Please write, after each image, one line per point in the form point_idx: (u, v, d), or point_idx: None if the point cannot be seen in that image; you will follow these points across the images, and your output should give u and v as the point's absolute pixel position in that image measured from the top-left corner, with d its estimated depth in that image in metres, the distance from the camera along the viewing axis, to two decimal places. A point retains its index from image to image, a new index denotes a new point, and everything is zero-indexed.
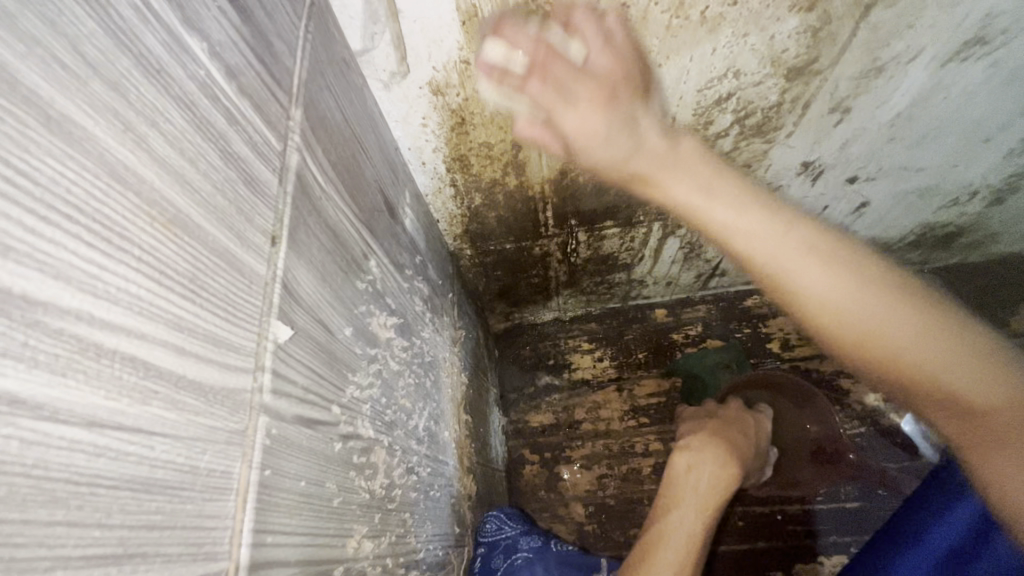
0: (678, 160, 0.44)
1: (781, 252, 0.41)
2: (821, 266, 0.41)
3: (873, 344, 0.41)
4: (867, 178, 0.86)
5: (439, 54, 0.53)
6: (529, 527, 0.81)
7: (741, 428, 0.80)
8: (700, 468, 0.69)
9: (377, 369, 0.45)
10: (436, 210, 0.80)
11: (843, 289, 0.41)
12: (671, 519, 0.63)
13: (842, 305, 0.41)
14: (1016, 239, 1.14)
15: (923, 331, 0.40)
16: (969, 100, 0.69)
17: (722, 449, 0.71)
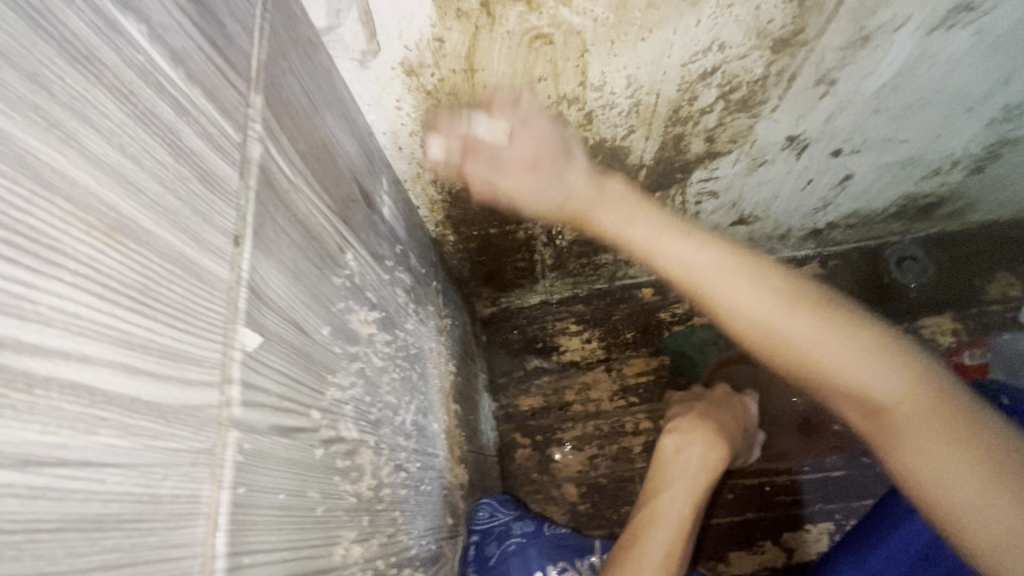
0: (608, 199, 0.59)
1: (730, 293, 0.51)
2: (729, 277, 0.51)
3: (820, 370, 0.48)
4: (851, 151, 0.85)
5: (410, 32, 0.50)
6: (522, 512, 0.80)
7: (728, 407, 0.78)
8: (691, 451, 0.67)
9: (359, 367, 0.44)
10: (416, 196, 0.77)
11: (785, 312, 0.49)
12: (660, 506, 0.62)
13: (778, 322, 0.49)
14: (995, 206, 1.15)
15: (839, 343, 0.47)
16: (954, 69, 0.68)
17: (712, 429, 0.69)
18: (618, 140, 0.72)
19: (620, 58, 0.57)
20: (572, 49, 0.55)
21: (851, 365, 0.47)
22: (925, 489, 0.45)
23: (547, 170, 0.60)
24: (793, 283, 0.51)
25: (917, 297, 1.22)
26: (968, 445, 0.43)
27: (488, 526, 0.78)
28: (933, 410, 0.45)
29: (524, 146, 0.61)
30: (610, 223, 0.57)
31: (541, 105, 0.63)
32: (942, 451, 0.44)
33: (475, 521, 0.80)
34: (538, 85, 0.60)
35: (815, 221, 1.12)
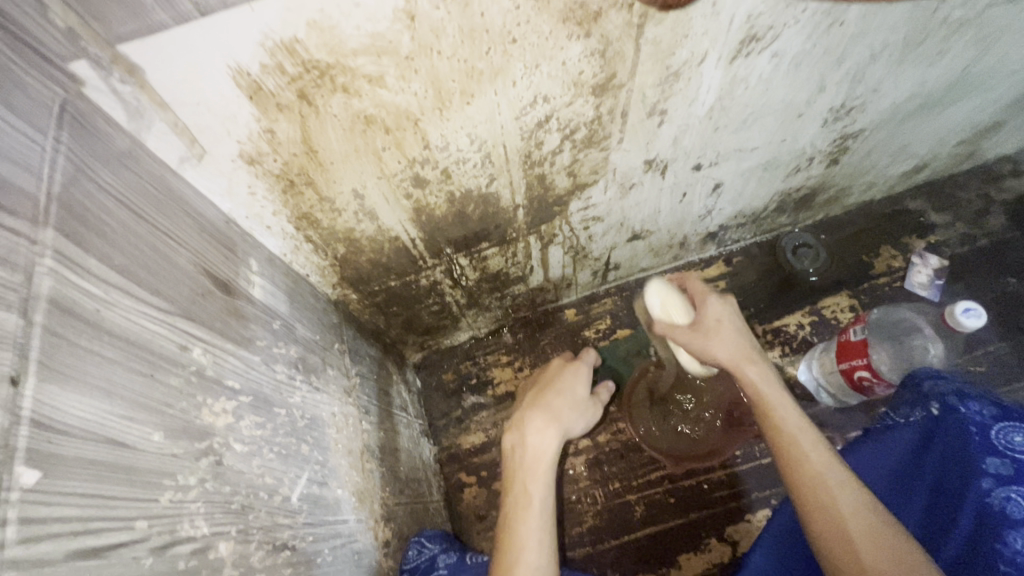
0: (758, 363, 0.72)
1: (833, 477, 0.60)
2: (766, 383, 0.70)
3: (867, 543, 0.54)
4: (710, 164, 0.93)
5: (238, 129, 0.53)
6: (450, 544, 0.83)
7: (558, 385, 0.84)
8: (522, 445, 0.75)
9: (212, 462, 0.45)
10: (302, 265, 0.79)
11: (861, 508, 0.57)
12: (510, 510, 0.70)
13: (862, 515, 0.56)
14: (864, 188, 1.26)
15: (803, 433, 0.64)
16: (768, 86, 0.76)
17: (539, 415, 0.77)
18: (483, 189, 0.76)
19: (453, 121, 0.62)
20: (403, 119, 0.59)
21: (809, 447, 0.63)
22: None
23: (719, 343, 0.73)
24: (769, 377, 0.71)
25: (817, 282, 1.31)
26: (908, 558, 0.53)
27: (415, 563, 0.80)
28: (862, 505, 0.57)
29: (715, 330, 0.75)
30: (725, 352, 0.73)
31: (394, 170, 0.66)
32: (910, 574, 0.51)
33: (406, 561, 0.81)
34: (385, 153, 0.63)
35: (706, 226, 1.19)
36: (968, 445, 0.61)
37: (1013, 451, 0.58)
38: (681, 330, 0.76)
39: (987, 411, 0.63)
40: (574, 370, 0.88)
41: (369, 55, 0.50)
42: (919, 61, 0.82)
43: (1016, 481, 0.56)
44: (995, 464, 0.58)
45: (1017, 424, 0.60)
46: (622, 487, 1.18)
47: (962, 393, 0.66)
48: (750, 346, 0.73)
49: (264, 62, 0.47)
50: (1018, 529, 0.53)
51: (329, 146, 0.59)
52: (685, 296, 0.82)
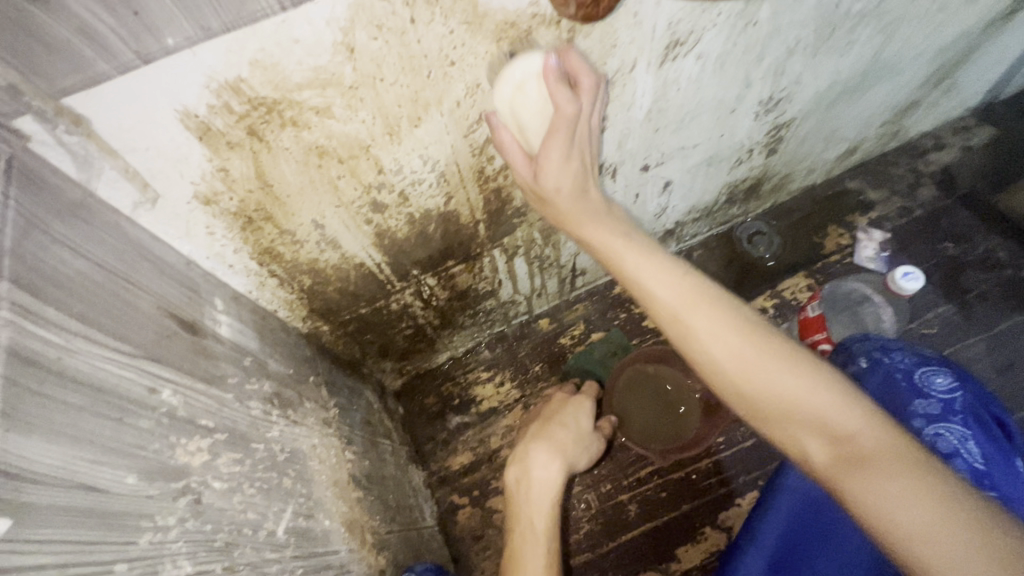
0: (591, 209, 0.68)
1: (707, 334, 0.59)
2: (671, 280, 0.62)
3: (760, 387, 0.56)
4: (657, 164, 0.97)
5: (191, 170, 0.54)
6: None
7: (561, 417, 0.86)
8: (528, 479, 0.75)
9: (192, 501, 0.45)
10: (269, 301, 0.79)
11: (809, 392, 0.55)
12: (522, 549, 0.69)
13: (745, 361, 0.57)
14: (806, 173, 1.33)
15: (731, 341, 0.58)
16: (699, 86, 0.81)
17: (546, 449, 0.78)
18: (443, 208, 0.79)
19: (404, 144, 0.64)
20: (354, 147, 0.61)
21: (743, 359, 0.57)
22: (859, 496, 0.51)
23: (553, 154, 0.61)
24: (676, 275, 0.63)
25: (775, 266, 1.37)
26: (884, 458, 0.51)
27: None
28: (812, 409, 0.55)
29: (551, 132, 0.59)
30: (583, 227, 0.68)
31: (352, 197, 0.68)
32: (886, 480, 0.50)
33: None
34: (341, 182, 0.65)
35: (663, 223, 1.24)
36: (900, 392, 0.71)
37: (936, 391, 0.69)
38: (523, 166, 0.63)
39: (909, 358, 0.73)
40: (576, 403, 0.89)
41: (314, 88, 0.52)
42: (832, 52, 0.89)
43: (943, 418, 0.67)
44: (925, 406, 0.68)
45: (934, 368, 0.71)
46: (614, 488, 1.18)
47: (886, 348, 0.75)
48: (578, 167, 0.64)
49: (211, 103, 0.48)
50: (952, 462, 0.65)
51: (283, 179, 0.60)
52: (549, 116, 0.59)
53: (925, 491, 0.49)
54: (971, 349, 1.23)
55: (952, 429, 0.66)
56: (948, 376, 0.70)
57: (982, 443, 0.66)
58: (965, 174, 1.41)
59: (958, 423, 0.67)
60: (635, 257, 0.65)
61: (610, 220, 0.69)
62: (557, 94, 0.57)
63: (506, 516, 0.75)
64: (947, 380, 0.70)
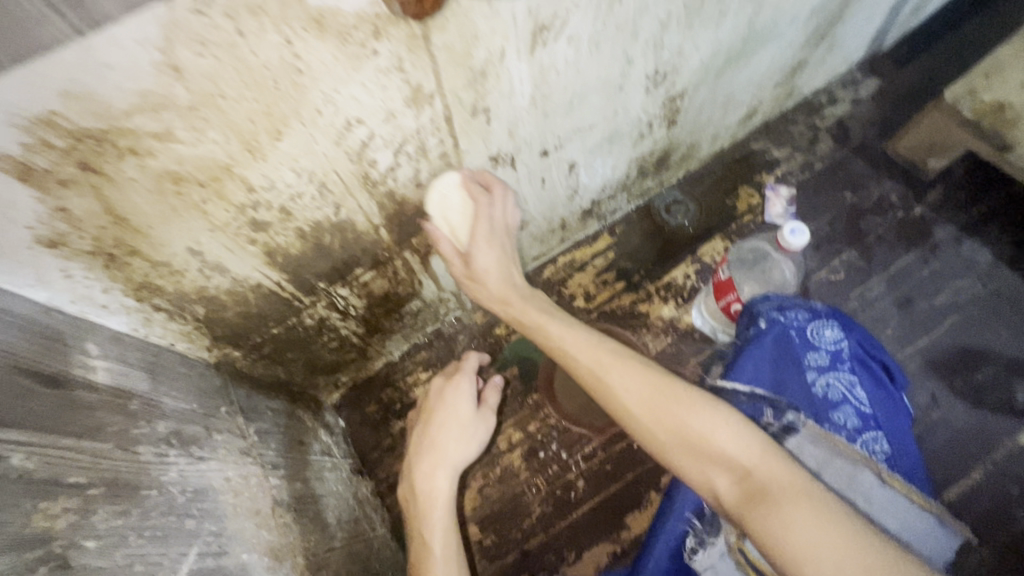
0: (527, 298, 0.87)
1: (625, 387, 0.70)
2: (594, 345, 0.75)
3: (667, 428, 0.66)
4: (556, 148, 0.98)
5: (21, 214, 0.50)
6: None
7: (440, 413, 0.86)
8: (414, 491, 0.77)
9: (55, 568, 0.42)
10: (162, 336, 0.76)
11: (708, 429, 0.64)
12: (420, 561, 0.71)
13: (655, 408, 0.67)
14: (711, 139, 1.38)
15: (643, 390, 0.69)
16: (578, 68, 0.81)
17: (421, 457, 0.79)
18: (334, 218, 0.76)
19: (271, 160, 0.62)
20: (213, 170, 0.58)
21: (652, 405, 0.67)
22: (763, 526, 0.56)
23: None
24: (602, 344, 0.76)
25: (693, 232, 1.42)
26: (780, 488, 0.58)
27: None
28: (711, 448, 0.63)
29: None
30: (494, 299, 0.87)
31: (226, 219, 0.65)
32: (785, 508, 0.56)
33: None
34: (208, 206, 0.62)
35: (579, 204, 1.25)
36: (797, 347, 0.76)
37: (825, 343, 0.76)
38: (454, 257, 0.86)
39: (801, 315, 0.79)
40: (453, 391, 0.87)
41: (145, 114, 0.49)
42: (706, 23, 0.91)
43: (832, 368, 0.75)
44: (817, 358, 0.75)
45: (824, 321, 0.78)
46: (560, 469, 1.21)
47: (781, 307, 0.81)
48: (501, 256, 0.87)
49: (24, 141, 0.45)
50: (842, 408, 0.72)
51: (139, 212, 0.57)
52: (469, 215, 0.86)
53: (818, 517, 0.54)
54: (873, 290, 1.32)
55: (840, 377, 0.74)
56: (835, 326, 0.78)
57: (863, 386, 0.75)
58: (857, 125, 1.49)
59: (844, 370, 0.75)
60: (558, 327, 0.81)
61: (535, 301, 0.87)
62: (471, 198, 0.85)
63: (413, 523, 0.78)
64: (835, 331, 0.77)
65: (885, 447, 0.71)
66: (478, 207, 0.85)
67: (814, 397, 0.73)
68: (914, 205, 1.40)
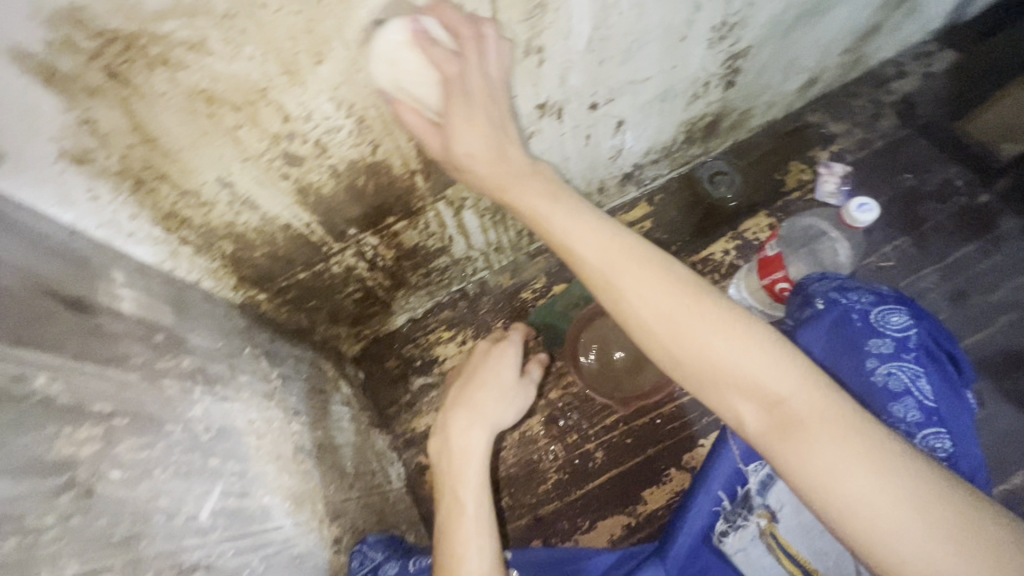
0: (509, 166, 0.61)
1: (636, 296, 0.55)
2: (595, 237, 0.58)
3: (687, 350, 0.54)
4: (606, 102, 0.91)
5: (46, 123, 0.46)
6: (393, 551, 0.78)
7: (481, 372, 0.80)
8: (447, 449, 0.72)
9: (78, 496, 0.40)
10: (188, 271, 0.73)
11: (742, 353, 0.52)
12: (448, 525, 0.67)
13: (680, 329, 0.54)
14: (766, 107, 1.28)
15: (657, 300, 0.55)
16: (642, 10, 0.74)
17: (464, 417, 0.73)
18: (370, 158, 0.72)
19: (309, 86, 0.57)
20: (248, 92, 0.54)
21: (670, 320, 0.54)
22: (795, 461, 0.50)
23: None
24: (602, 235, 0.58)
25: (736, 206, 1.34)
26: (820, 422, 0.50)
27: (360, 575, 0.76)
28: (742, 374, 0.52)
29: None
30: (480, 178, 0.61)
31: (258, 150, 0.61)
32: (824, 446, 0.49)
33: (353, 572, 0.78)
34: (241, 133, 0.58)
35: (620, 167, 1.18)
36: (857, 332, 0.72)
37: (890, 330, 0.71)
38: (431, 133, 0.61)
39: (865, 298, 0.74)
40: (498, 352, 0.81)
41: (179, 18, 0.44)
42: None
43: (895, 357, 0.70)
44: (879, 345, 0.71)
45: (890, 307, 0.73)
46: (579, 438, 1.19)
47: (842, 289, 0.76)
48: (489, 130, 0.60)
49: (47, 38, 0.41)
50: (902, 401, 0.68)
51: (169, 133, 0.53)
52: (436, 78, 0.58)
53: (861, 457, 0.48)
54: (924, 280, 1.25)
55: (904, 368, 0.69)
56: (903, 313, 0.73)
57: (929, 378, 0.69)
58: (925, 101, 1.38)
59: (909, 360, 0.69)
60: (564, 219, 0.59)
61: (534, 182, 0.61)
62: (434, 58, 0.56)
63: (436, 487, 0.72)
64: (902, 318, 0.72)
65: (948, 445, 0.66)
66: (460, 53, 0.58)
67: (871, 386, 0.70)
68: (979, 192, 1.30)
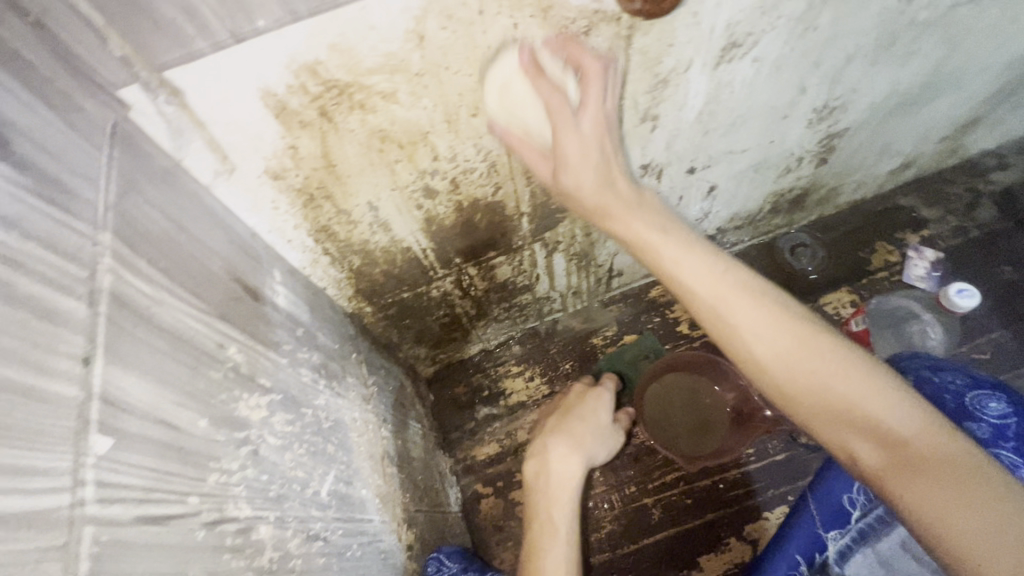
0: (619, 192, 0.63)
1: (748, 326, 0.55)
2: (708, 265, 0.58)
3: (799, 382, 0.53)
4: (704, 167, 0.97)
5: (264, 146, 0.57)
6: (468, 564, 0.83)
7: (580, 409, 0.87)
8: (546, 470, 0.77)
9: (250, 451, 0.48)
10: (319, 278, 0.83)
11: (858, 389, 0.51)
12: (537, 543, 0.70)
13: (794, 362, 0.54)
14: (856, 186, 1.30)
15: (771, 330, 0.54)
16: (752, 90, 0.81)
17: (563, 442, 0.80)
18: (491, 197, 0.81)
19: (461, 133, 0.66)
20: (414, 134, 0.64)
21: (785, 349, 0.54)
22: (922, 509, 0.47)
23: None
24: (716, 265, 0.58)
25: (816, 279, 1.34)
26: (950, 470, 0.47)
27: None
28: (859, 413, 0.51)
29: None
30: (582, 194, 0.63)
31: (406, 181, 0.71)
32: (956, 495, 0.46)
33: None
34: (398, 166, 0.68)
35: (704, 228, 1.23)
36: (949, 413, 0.71)
37: (988, 415, 0.70)
38: (542, 164, 0.63)
39: (960, 379, 0.74)
40: (596, 395, 0.89)
41: (383, 73, 0.55)
42: (892, 61, 0.87)
43: (993, 444, 0.68)
44: (975, 430, 0.69)
45: (989, 392, 0.72)
46: (637, 491, 1.18)
47: (936, 367, 0.76)
48: (599, 159, 0.61)
49: (289, 83, 0.52)
50: None
51: (347, 161, 0.64)
52: (542, 104, 0.58)
53: (1005, 511, 0.44)
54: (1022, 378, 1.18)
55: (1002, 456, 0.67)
56: (1002, 400, 0.71)
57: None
58: None
59: (1009, 449, 0.68)
60: (671, 246, 0.60)
61: (640, 204, 0.64)
62: (543, 89, 0.56)
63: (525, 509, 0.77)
64: (1001, 405, 0.70)
65: None
66: (579, 99, 0.59)
67: None
68: None
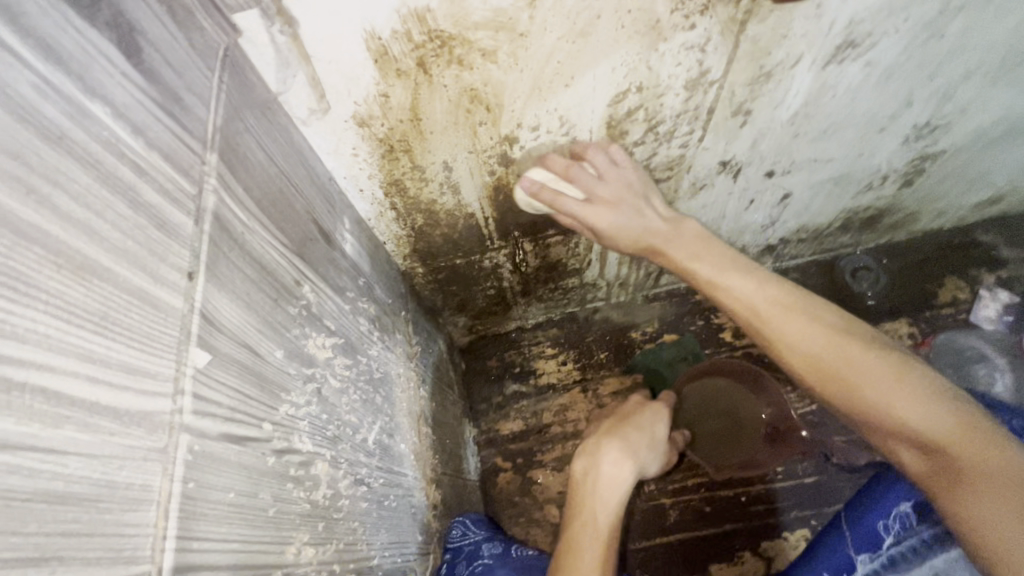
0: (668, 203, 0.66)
1: (791, 339, 0.57)
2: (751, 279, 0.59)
3: (836, 391, 0.55)
4: (783, 172, 0.93)
5: (358, 90, 0.57)
6: (493, 533, 0.85)
7: (638, 418, 0.85)
8: (596, 469, 0.76)
9: (314, 388, 0.49)
10: (381, 231, 0.84)
11: (897, 399, 0.52)
12: (574, 537, 0.71)
13: (831, 372, 0.55)
14: (936, 215, 1.23)
15: (814, 341, 0.56)
16: (855, 96, 0.76)
17: (620, 447, 0.78)
18: None
19: (550, 102, 0.64)
20: (504, 97, 0.62)
21: (827, 363, 0.55)
22: (965, 514, 0.50)
23: None
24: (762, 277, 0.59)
25: (874, 305, 1.28)
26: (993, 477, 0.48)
27: (459, 544, 0.83)
28: (893, 425, 0.52)
29: None
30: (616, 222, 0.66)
31: (485, 145, 0.70)
32: (988, 500, 0.48)
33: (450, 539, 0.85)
34: (480, 129, 0.67)
35: (767, 237, 1.18)
36: None
37: None
38: None
39: (1016, 421, 0.69)
40: (656, 409, 0.87)
41: (488, 30, 0.53)
42: (1012, 84, 0.81)
43: None
44: None
45: None
46: (658, 490, 1.16)
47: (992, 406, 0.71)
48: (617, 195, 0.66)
49: (395, 28, 0.51)
50: None
51: (433, 116, 0.63)
52: None
53: None
54: None
55: None
56: None
57: None
58: None
59: None
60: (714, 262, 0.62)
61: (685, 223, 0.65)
62: None
63: (568, 500, 0.77)
64: None
65: None
66: None
67: None
68: None
